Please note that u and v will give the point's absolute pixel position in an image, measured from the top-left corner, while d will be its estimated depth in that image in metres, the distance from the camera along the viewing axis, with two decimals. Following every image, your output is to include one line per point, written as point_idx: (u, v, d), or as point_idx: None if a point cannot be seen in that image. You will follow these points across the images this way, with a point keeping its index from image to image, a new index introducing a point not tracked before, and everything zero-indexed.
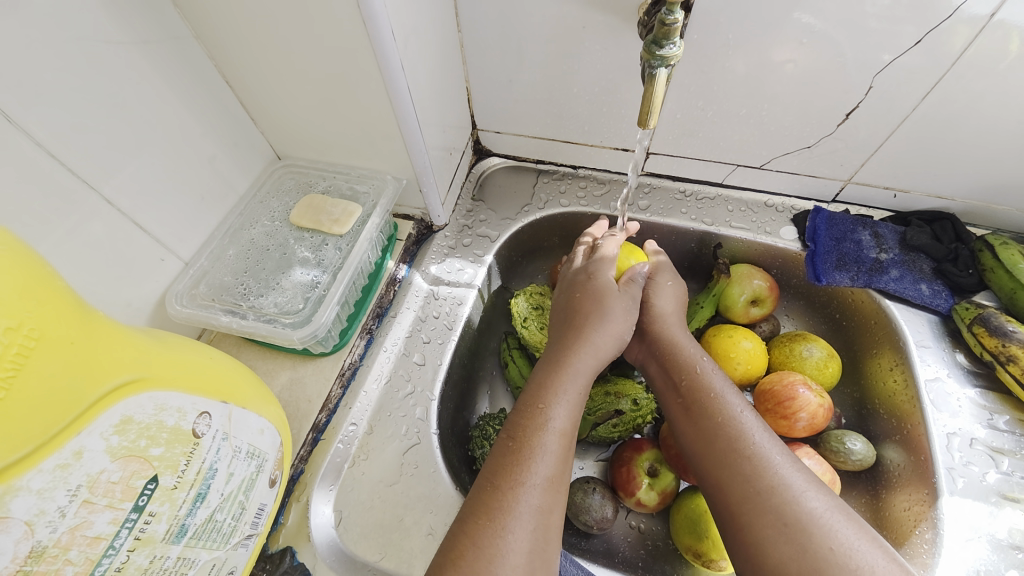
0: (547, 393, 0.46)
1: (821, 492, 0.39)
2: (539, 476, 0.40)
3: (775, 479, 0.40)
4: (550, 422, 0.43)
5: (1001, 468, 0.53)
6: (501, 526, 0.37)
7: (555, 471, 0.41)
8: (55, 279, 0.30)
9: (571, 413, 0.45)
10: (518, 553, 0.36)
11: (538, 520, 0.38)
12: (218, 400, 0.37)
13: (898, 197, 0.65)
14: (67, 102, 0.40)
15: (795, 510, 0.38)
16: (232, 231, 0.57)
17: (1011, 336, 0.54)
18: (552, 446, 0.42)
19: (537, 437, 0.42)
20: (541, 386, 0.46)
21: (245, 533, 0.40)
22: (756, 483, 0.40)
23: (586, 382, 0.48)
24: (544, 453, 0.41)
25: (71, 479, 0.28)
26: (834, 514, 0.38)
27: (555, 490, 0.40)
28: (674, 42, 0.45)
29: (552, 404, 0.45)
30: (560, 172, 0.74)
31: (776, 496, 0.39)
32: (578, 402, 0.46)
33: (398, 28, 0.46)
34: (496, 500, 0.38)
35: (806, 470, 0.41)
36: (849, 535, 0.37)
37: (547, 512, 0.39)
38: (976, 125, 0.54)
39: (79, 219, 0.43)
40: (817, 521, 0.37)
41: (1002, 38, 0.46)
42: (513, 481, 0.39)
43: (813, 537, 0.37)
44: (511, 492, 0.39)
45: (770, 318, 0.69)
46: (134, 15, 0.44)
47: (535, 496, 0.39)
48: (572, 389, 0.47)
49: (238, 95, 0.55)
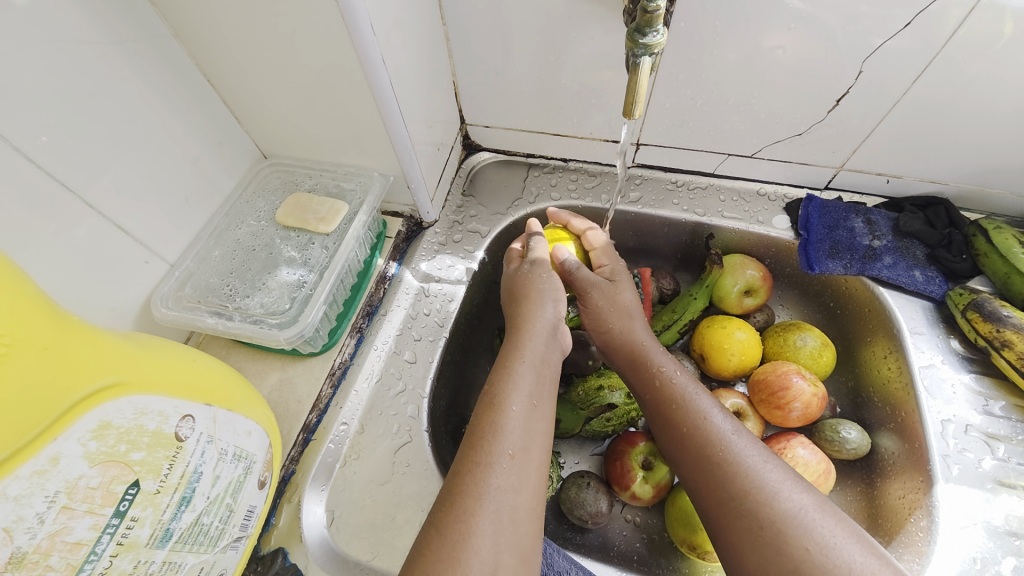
0: (504, 374, 0.45)
1: (800, 490, 0.39)
2: (500, 455, 0.40)
3: (747, 481, 0.40)
4: (506, 402, 0.43)
5: (997, 454, 0.53)
6: (465, 510, 0.37)
7: (517, 449, 0.41)
8: (25, 283, 0.29)
9: (529, 390, 0.45)
10: (483, 536, 0.36)
11: (503, 501, 0.38)
12: (201, 403, 0.37)
13: (892, 183, 0.65)
14: (44, 105, 0.40)
15: (770, 512, 0.38)
16: (218, 231, 0.57)
17: (1006, 321, 0.53)
18: (513, 424, 0.42)
19: (491, 417, 0.42)
20: (498, 370, 0.46)
21: (234, 536, 0.40)
22: (732, 486, 0.40)
23: (538, 360, 0.48)
24: (504, 433, 0.41)
25: (49, 485, 0.28)
26: (811, 512, 0.37)
27: (520, 468, 0.40)
28: (657, 29, 0.44)
29: (505, 384, 0.44)
30: (550, 165, 0.73)
31: (750, 500, 0.39)
32: (534, 378, 0.46)
33: (378, 22, 0.45)
34: (458, 484, 0.38)
35: (785, 467, 0.41)
36: (827, 532, 0.36)
37: (514, 492, 0.39)
38: (970, 110, 0.53)
39: (61, 223, 0.42)
40: (794, 521, 0.37)
41: (994, 19, 0.46)
42: (473, 464, 0.39)
43: (789, 538, 0.36)
44: (471, 475, 0.39)
45: (763, 307, 0.68)
46: (110, 15, 0.43)
47: (497, 477, 0.38)
48: (521, 362, 0.47)
49: (220, 95, 0.54)
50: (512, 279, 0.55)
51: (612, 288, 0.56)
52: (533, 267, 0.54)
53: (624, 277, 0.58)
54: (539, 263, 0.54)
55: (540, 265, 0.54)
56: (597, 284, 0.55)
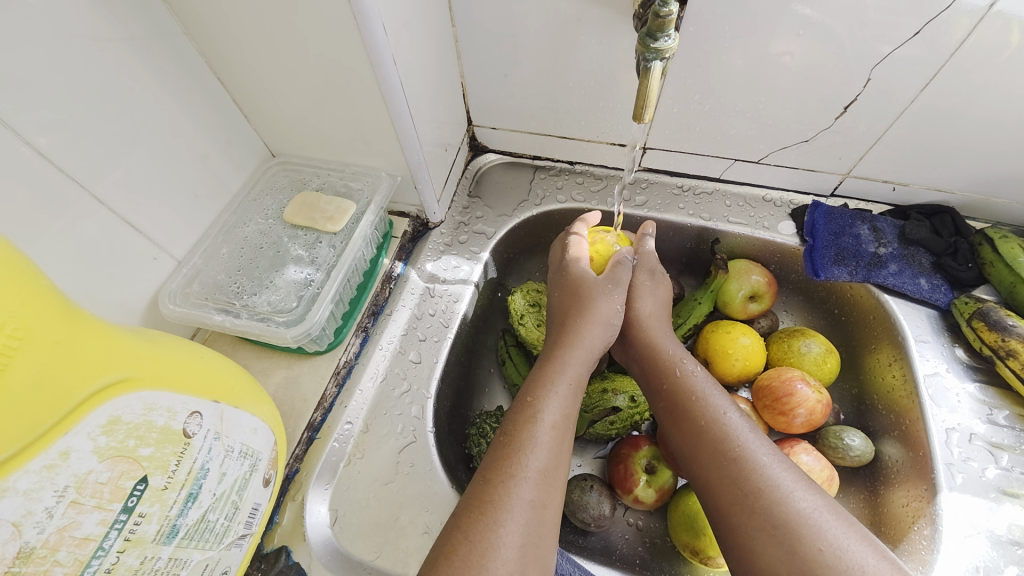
0: (541, 387, 0.45)
1: (811, 491, 0.39)
2: (532, 470, 0.40)
3: (762, 479, 0.40)
4: (540, 416, 0.43)
5: (1001, 463, 0.53)
6: (493, 519, 0.37)
7: (549, 465, 0.41)
8: (39, 277, 0.29)
9: (564, 408, 0.45)
10: (510, 548, 0.36)
11: (530, 515, 0.38)
12: (209, 399, 0.37)
13: (898, 190, 0.65)
14: (56, 100, 0.40)
15: (783, 511, 0.38)
16: (226, 229, 0.57)
17: (1011, 331, 0.53)
18: (544, 438, 0.42)
19: (527, 431, 0.42)
20: (532, 382, 0.46)
21: (238, 533, 0.40)
22: (746, 483, 0.40)
23: (580, 379, 0.48)
24: (536, 447, 0.41)
25: (58, 480, 0.28)
26: (823, 514, 0.38)
27: (550, 484, 0.40)
28: (668, 34, 0.44)
29: (544, 399, 0.44)
30: (557, 167, 0.73)
31: (764, 498, 0.39)
32: (571, 398, 0.46)
33: (390, 22, 0.45)
34: (490, 494, 0.38)
35: (796, 468, 0.41)
36: (839, 534, 0.36)
37: (541, 507, 0.39)
38: (977, 118, 0.54)
39: (71, 218, 0.43)
40: (807, 522, 0.37)
41: (1002, 28, 0.46)
42: (505, 475, 0.39)
43: (803, 538, 0.36)
44: (502, 486, 0.39)
45: (768, 313, 0.68)
46: (122, 12, 0.43)
47: (528, 490, 0.39)
48: (563, 380, 0.46)
49: (230, 92, 0.55)
50: (577, 284, 0.53)
51: (654, 283, 0.56)
52: (612, 291, 0.53)
53: (666, 280, 0.58)
54: (618, 287, 0.53)
55: (620, 289, 0.53)
56: (649, 268, 0.57)
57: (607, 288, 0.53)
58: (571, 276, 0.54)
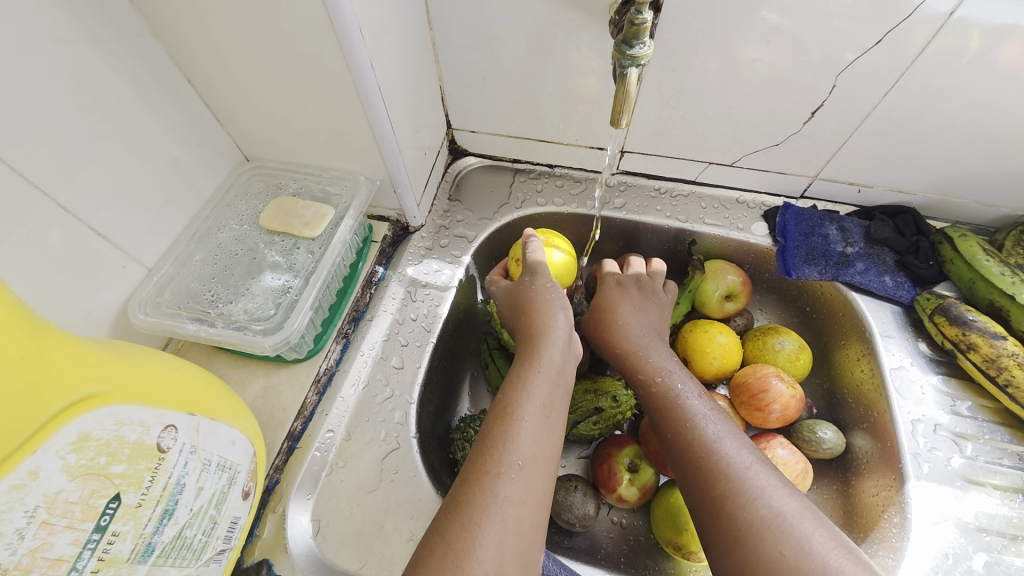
0: (517, 383, 0.46)
1: (787, 493, 0.40)
2: (509, 465, 0.40)
3: (729, 483, 0.41)
4: (519, 412, 0.43)
5: (965, 452, 0.55)
6: (471, 520, 0.37)
7: (528, 457, 0.41)
8: (3, 289, 0.28)
9: (542, 400, 0.45)
10: (488, 548, 0.36)
11: (509, 512, 0.38)
12: (184, 412, 0.36)
13: (863, 192, 0.67)
14: (16, 104, 0.38)
15: (757, 512, 0.39)
16: (199, 236, 0.55)
17: (971, 325, 0.56)
18: (523, 434, 0.42)
19: (505, 426, 0.42)
20: (511, 380, 0.47)
21: (217, 549, 0.39)
22: (720, 485, 0.41)
23: (556, 374, 0.48)
24: (513, 442, 0.41)
25: (28, 500, 0.27)
26: (798, 516, 0.38)
27: (528, 478, 0.40)
28: (644, 41, 0.45)
29: (522, 395, 0.45)
30: (536, 170, 0.74)
31: (729, 502, 0.40)
32: (548, 389, 0.46)
33: (367, 25, 0.45)
34: (468, 493, 0.38)
35: (773, 471, 0.42)
36: (810, 535, 0.37)
37: (520, 502, 0.39)
38: (934, 123, 0.56)
39: (34, 227, 0.41)
40: (780, 522, 0.38)
41: (959, 36, 0.48)
42: (483, 472, 0.40)
43: (773, 537, 0.37)
44: (479, 483, 0.39)
45: (743, 312, 0.70)
46: (86, 13, 0.42)
47: (505, 487, 0.39)
48: (542, 375, 0.47)
49: (202, 96, 0.53)
50: (513, 291, 0.56)
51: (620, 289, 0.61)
52: (534, 278, 0.55)
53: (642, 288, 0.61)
54: (538, 273, 0.55)
55: (540, 275, 0.55)
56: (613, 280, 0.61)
57: (527, 281, 0.55)
58: (504, 293, 0.57)
